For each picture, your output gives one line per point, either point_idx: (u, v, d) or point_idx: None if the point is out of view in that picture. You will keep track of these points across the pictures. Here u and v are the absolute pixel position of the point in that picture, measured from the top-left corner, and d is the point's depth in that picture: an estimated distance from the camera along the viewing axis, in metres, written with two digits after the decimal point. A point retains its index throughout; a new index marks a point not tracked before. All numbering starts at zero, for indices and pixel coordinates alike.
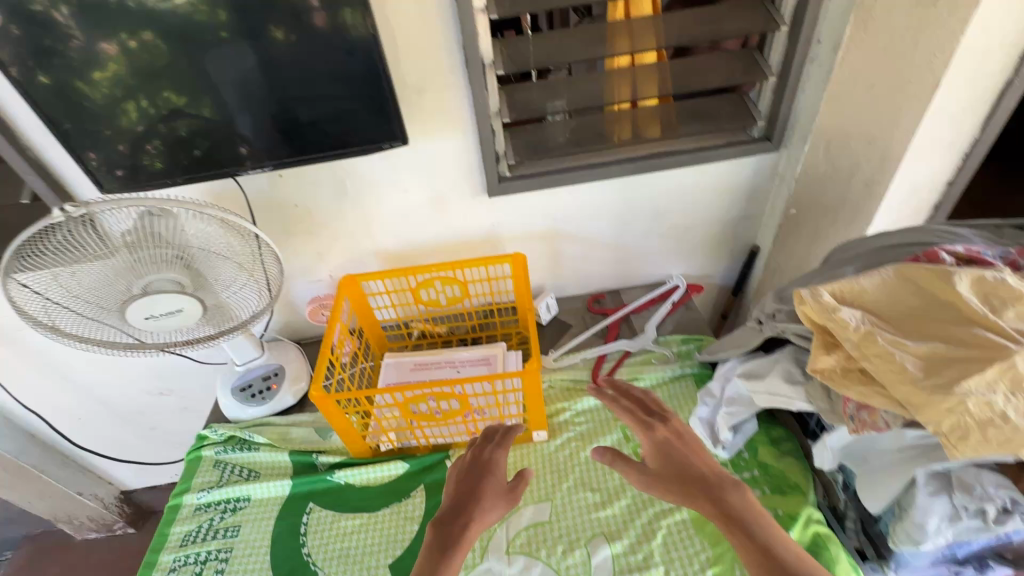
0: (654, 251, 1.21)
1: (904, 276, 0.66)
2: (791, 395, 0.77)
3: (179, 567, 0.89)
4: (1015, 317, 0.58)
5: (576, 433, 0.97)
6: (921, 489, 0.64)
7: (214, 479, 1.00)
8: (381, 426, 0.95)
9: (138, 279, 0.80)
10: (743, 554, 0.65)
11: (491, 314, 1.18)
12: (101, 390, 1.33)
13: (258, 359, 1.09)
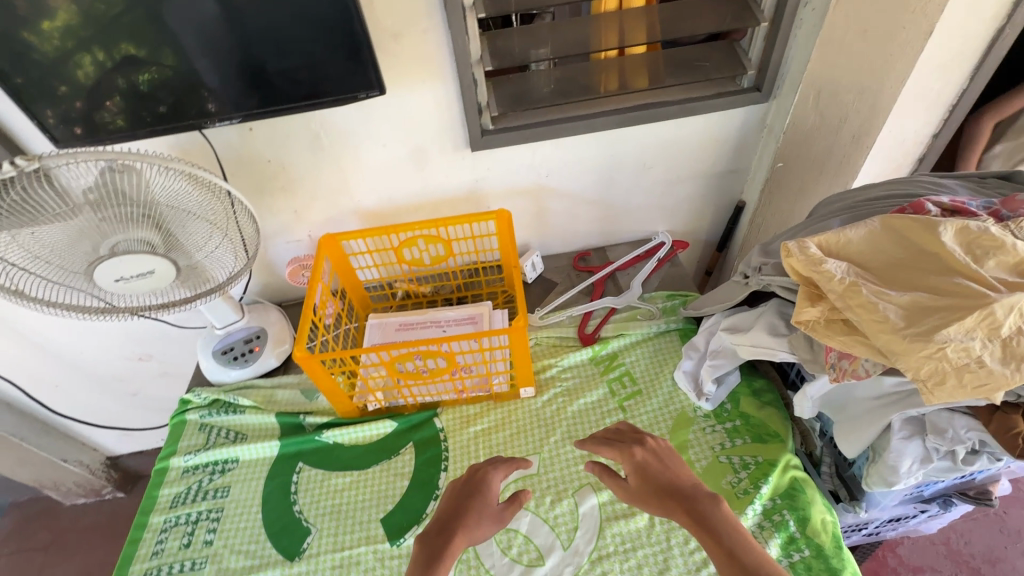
0: (640, 207, 1.19)
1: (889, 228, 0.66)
2: (773, 345, 0.78)
3: (170, 527, 0.88)
4: (995, 267, 0.59)
5: (563, 388, 0.99)
6: (896, 433, 0.66)
7: (200, 442, 0.99)
8: (368, 385, 0.95)
9: (105, 239, 0.76)
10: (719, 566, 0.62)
11: (477, 273, 1.16)
12: (75, 356, 1.30)
13: (239, 323, 1.06)
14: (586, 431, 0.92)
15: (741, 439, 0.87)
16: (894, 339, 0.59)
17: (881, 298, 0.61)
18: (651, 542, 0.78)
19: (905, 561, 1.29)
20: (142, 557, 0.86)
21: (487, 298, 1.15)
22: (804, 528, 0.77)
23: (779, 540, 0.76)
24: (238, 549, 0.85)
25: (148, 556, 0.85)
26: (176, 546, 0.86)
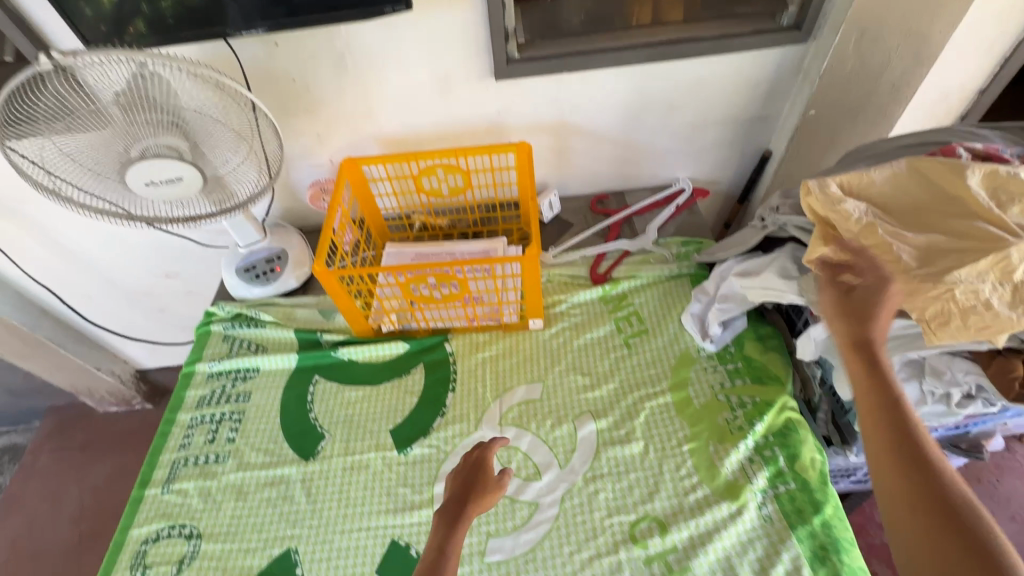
0: (663, 151, 1.17)
1: (915, 169, 0.65)
2: (784, 287, 0.78)
3: (196, 424, 0.95)
4: (1020, 213, 0.57)
5: (571, 322, 1.01)
6: (894, 375, 0.67)
7: (223, 351, 1.05)
8: (383, 307, 0.98)
9: (134, 141, 0.78)
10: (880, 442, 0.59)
11: (494, 210, 1.17)
12: (107, 268, 1.36)
13: (261, 242, 1.09)
14: (591, 364, 0.95)
15: (741, 380, 0.89)
16: (904, 279, 0.59)
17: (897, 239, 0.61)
18: (643, 466, 0.82)
19: None
20: (171, 448, 0.92)
21: (503, 234, 1.16)
22: (793, 463, 0.79)
23: (767, 473, 0.79)
24: (258, 447, 0.91)
25: (176, 448, 0.92)
26: (201, 440, 0.93)
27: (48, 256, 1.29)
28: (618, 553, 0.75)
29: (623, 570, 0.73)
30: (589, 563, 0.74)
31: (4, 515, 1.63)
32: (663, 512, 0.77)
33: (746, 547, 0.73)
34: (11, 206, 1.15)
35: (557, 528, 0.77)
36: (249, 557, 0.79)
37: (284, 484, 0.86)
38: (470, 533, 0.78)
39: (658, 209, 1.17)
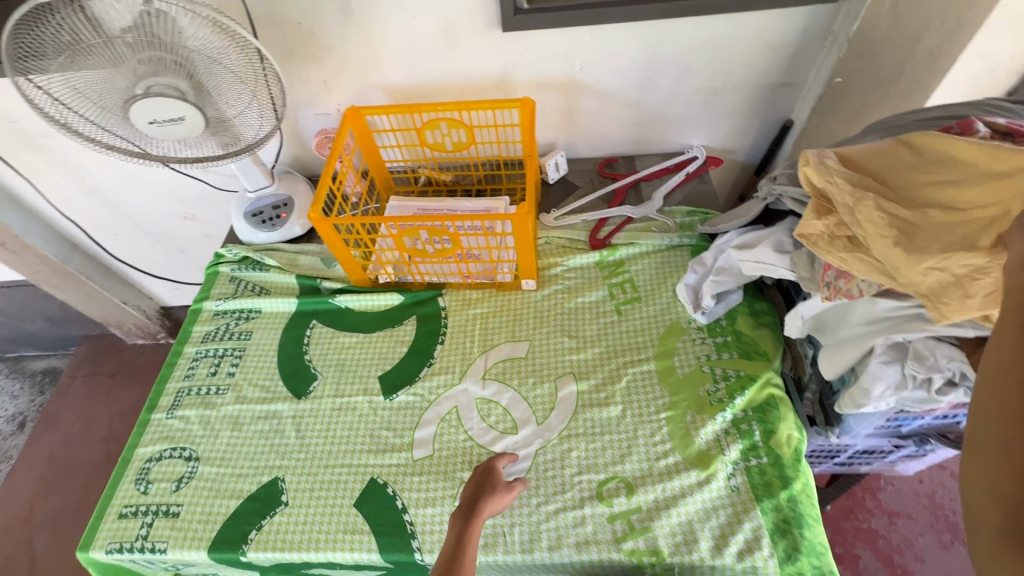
0: (677, 116, 1.13)
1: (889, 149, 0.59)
2: (775, 261, 0.77)
3: (200, 357, 1.01)
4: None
5: (564, 286, 1.01)
6: (876, 357, 0.66)
7: (229, 291, 1.09)
8: (381, 259, 1.00)
9: (138, 80, 0.80)
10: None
11: (498, 168, 1.16)
12: (130, 207, 1.41)
13: (269, 188, 1.12)
14: (579, 328, 0.95)
15: (728, 354, 0.88)
16: (893, 250, 0.56)
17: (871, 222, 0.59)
18: (618, 429, 0.83)
19: (883, 504, 1.31)
20: (176, 377, 0.98)
21: (506, 193, 1.15)
22: (768, 439, 0.79)
23: (741, 446, 0.79)
24: (255, 383, 0.96)
25: (182, 378, 0.98)
26: (204, 373, 0.98)
27: (76, 191, 1.35)
28: (583, 508, 0.77)
29: (586, 525, 0.76)
30: (554, 515, 0.77)
31: (42, 430, 1.77)
32: (632, 474, 0.79)
33: (709, 514, 0.75)
34: (38, 140, 1.20)
35: (528, 481, 0.80)
36: (240, 481, 0.85)
37: (276, 418, 0.91)
38: (445, 477, 0.82)
39: (666, 176, 1.14)
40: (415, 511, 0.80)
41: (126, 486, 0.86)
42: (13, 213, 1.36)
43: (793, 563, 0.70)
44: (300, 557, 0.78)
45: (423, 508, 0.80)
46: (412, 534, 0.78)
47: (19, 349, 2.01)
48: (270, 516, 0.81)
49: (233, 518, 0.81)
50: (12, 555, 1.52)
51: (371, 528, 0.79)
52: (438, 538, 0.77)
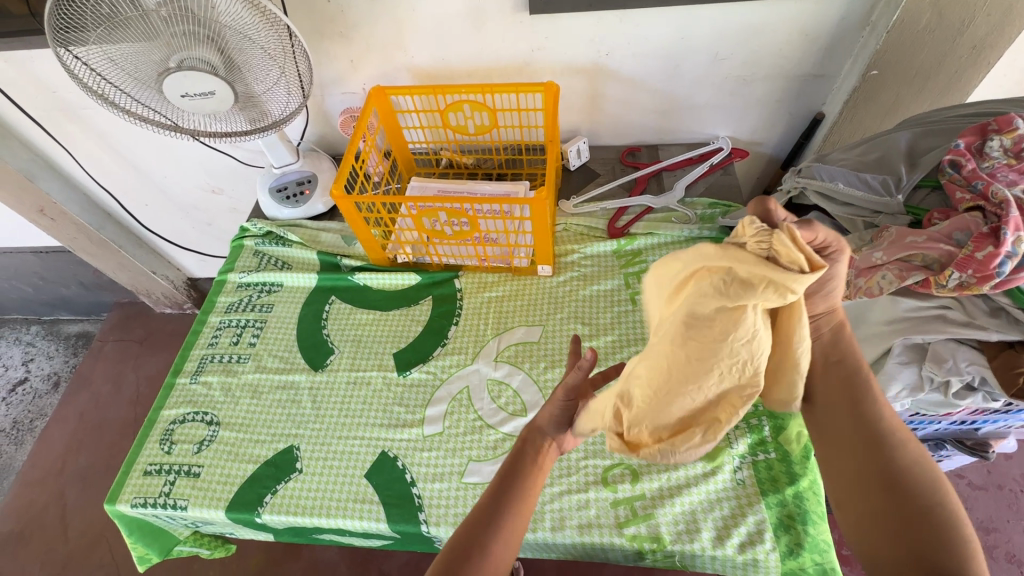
0: (703, 105, 1.11)
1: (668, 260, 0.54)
2: None
3: (224, 327, 1.04)
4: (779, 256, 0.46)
5: (580, 273, 1.02)
6: (892, 357, 0.64)
7: (253, 264, 1.12)
8: (400, 239, 1.01)
9: (172, 53, 0.81)
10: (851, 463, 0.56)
11: (520, 153, 1.16)
12: (161, 179, 1.45)
13: (294, 165, 1.14)
14: (593, 315, 0.96)
15: None
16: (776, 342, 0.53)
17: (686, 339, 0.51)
18: None
19: None
20: (200, 345, 1.02)
21: (526, 178, 1.15)
22: (778, 435, 0.79)
23: (749, 440, 0.79)
24: (275, 354, 0.99)
25: (205, 345, 1.02)
26: (227, 342, 1.02)
27: (110, 161, 1.39)
28: (588, 491, 0.78)
29: (589, 508, 0.77)
30: (559, 497, 0.78)
31: (75, 390, 1.86)
32: (638, 461, 0.79)
33: (713, 505, 0.75)
34: (75, 110, 1.24)
35: None
36: (258, 447, 0.88)
37: (294, 389, 0.94)
38: (453, 454, 0.84)
39: (690, 167, 1.12)
40: (423, 485, 0.82)
41: (151, 445, 0.91)
42: (51, 180, 1.41)
43: (795, 558, 0.70)
44: (312, 522, 0.81)
45: (431, 483, 0.82)
46: (419, 506, 0.80)
47: (55, 312, 2.10)
48: (285, 481, 0.84)
49: (250, 482, 0.85)
50: (45, 506, 1.60)
51: (380, 498, 0.81)
52: (444, 512, 0.79)
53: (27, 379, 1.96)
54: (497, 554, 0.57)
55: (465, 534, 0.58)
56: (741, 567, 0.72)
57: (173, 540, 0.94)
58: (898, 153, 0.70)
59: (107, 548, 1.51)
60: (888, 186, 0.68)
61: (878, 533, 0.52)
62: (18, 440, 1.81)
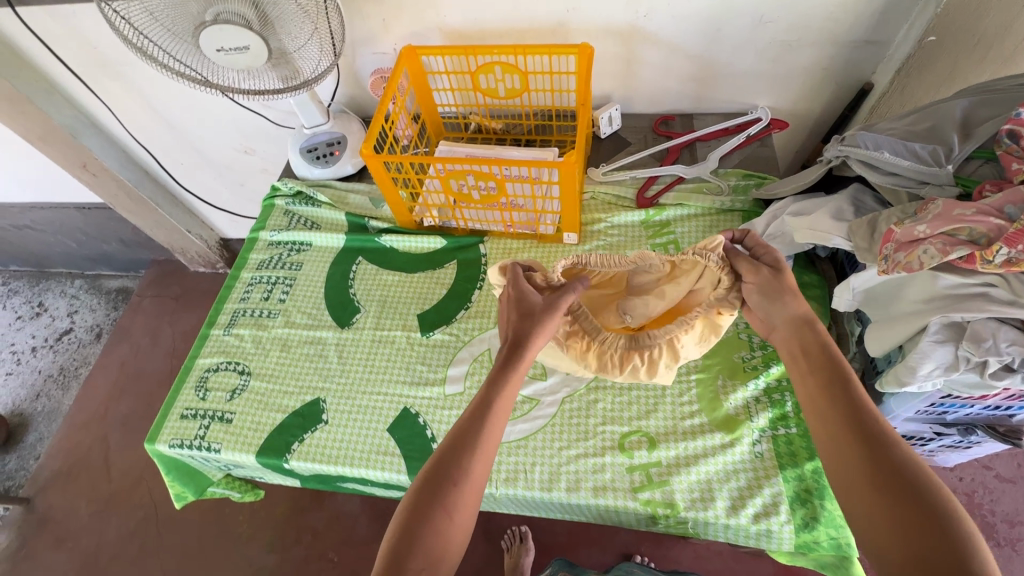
0: (743, 73, 1.06)
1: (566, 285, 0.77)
2: (830, 229, 0.71)
3: (255, 283, 1.07)
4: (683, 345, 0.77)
5: (606, 243, 1.02)
6: (928, 336, 0.62)
7: (283, 223, 1.14)
8: (427, 202, 1.01)
9: (209, 6, 0.83)
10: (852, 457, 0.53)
11: (550, 118, 1.14)
12: (195, 138, 1.48)
13: (324, 126, 1.14)
14: None
15: None
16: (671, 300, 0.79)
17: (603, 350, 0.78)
18: (647, 386, 0.84)
19: None
20: (233, 299, 1.05)
21: (555, 144, 1.13)
22: (800, 411, 0.78)
23: (770, 414, 0.78)
24: (304, 311, 1.02)
25: (237, 300, 1.05)
26: (258, 297, 1.05)
27: (148, 119, 1.43)
28: (604, 456, 0.79)
29: (605, 472, 0.78)
30: (575, 459, 0.79)
31: (116, 341, 1.95)
32: (655, 429, 0.80)
33: (730, 476, 0.75)
34: (116, 67, 1.26)
35: (552, 425, 0.83)
36: (287, 398, 0.92)
37: (321, 344, 0.97)
38: None
39: (725, 137, 1.08)
40: None
41: (187, 392, 0.95)
42: (94, 136, 1.45)
43: (810, 531, 0.70)
44: (337, 470, 0.85)
45: None
46: None
47: (97, 267, 2.19)
48: (312, 431, 0.88)
49: (279, 429, 0.89)
50: (90, 448, 1.71)
51: (401, 452, 0.84)
52: None
53: (73, 329, 2.07)
54: (473, 472, 0.58)
55: (441, 460, 0.58)
56: (754, 537, 0.72)
57: (207, 482, 0.99)
58: (954, 121, 0.66)
59: (147, 489, 1.61)
60: (936, 156, 0.64)
61: (881, 525, 0.49)
62: (65, 385, 1.92)
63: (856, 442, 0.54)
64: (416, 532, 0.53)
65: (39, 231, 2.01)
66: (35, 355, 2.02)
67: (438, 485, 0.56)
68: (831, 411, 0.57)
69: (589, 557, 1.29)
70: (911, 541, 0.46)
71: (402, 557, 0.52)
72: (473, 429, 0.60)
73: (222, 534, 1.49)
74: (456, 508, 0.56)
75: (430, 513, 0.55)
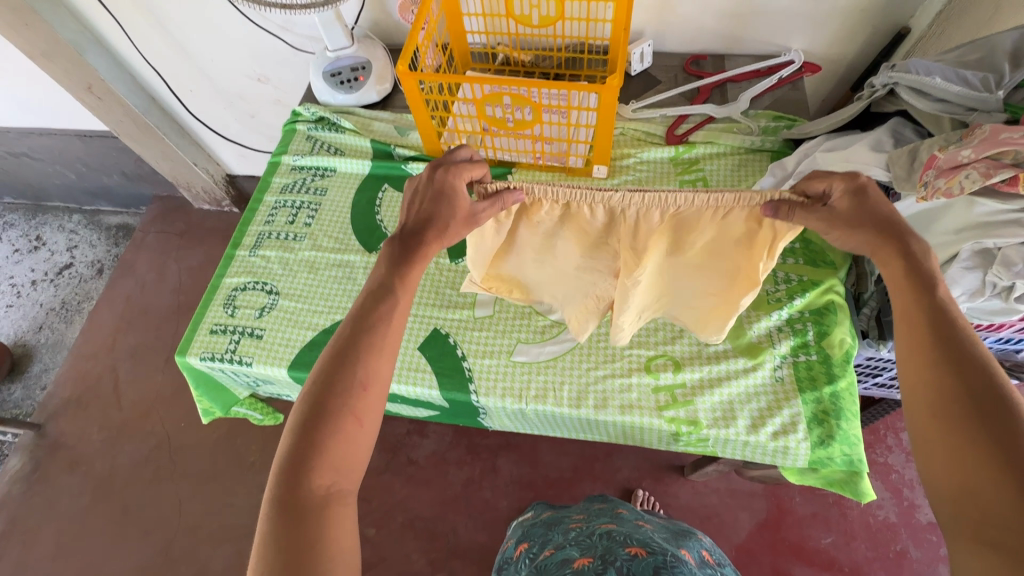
0: (780, 13, 1.04)
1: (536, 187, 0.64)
2: (869, 160, 0.73)
3: (280, 206, 1.06)
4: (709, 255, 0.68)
5: (635, 177, 1.03)
6: (957, 263, 0.66)
7: (305, 148, 1.13)
8: (456, 127, 0.99)
9: None
10: (941, 383, 0.52)
11: (582, 52, 1.11)
12: (207, 62, 1.43)
13: (348, 49, 1.10)
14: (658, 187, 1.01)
15: (793, 259, 0.88)
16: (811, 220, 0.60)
17: (605, 244, 0.70)
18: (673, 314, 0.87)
19: (904, 443, 1.35)
20: (258, 221, 1.05)
21: (585, 80, 1.11)
22: (821, 339, 0.81)
23: (792, 342, 0.81)
24: (330, 234, 1.02)
25: (262, 222, 1.05)
26: (283, 221, 1.04)
27: (158, 38, 1.37)
28: (631, 376, 0.82)
29: (631, 391, 0.81)
30: (603, 379, 0.82)
31: (121, 275, 1.94)
32: (681, 354, 0.83)
33: (751, 398, 0.78)
34: None
35: (581, 347, 0.85)
36: (317, 316, 0.93)
37: (349, 266, 0.98)
38: (502, 335, 0.88)
39: (757, 79, 1.07)
40: (473, 360, 0.86)
41: (216, 308, 0.95)
42: (100, 56, 1.39)
43: (825, 448, 0.74)
44: None
45: (481, 358, 0.86)
46: (469, 378, 0.84)
47: (97, 202, 2.15)
48: None
49: (310, 345, 0.90)
50: (99, 377, 1.72)
51: (434, 368, 0.85)
52: (493, 384, 0.83)
53: (74, 264, 2.04)
54: (370, 373, 0.57)
55: (338, 364, 0.57)
56: (772, 453, 0.77)
57: (234, 399, 1.02)
58: (1004, 53, 0.67)
59: (158, 418, 1.63)
60: (987, 83, 0.66)
61: (954, 449, 0.49)
62: (68, 318, 1.92)
63: (947, 361, 0.52)
64: (306, 445, 0.52)
65: (37, 160, 1.96)
66: (35, 288, 2.00)
67: (332, 401, 0.54)
68: (921, 326, 0.55)
69: (592, 490, 1.36)
70: (983, 479, 0.46)
71: (296, 468, 0.51)
72: (370, 319, 0.60)
73: (236, 463, 1.53)
74: (364, 414, 0.56)
75: (337, 421, 0.54)
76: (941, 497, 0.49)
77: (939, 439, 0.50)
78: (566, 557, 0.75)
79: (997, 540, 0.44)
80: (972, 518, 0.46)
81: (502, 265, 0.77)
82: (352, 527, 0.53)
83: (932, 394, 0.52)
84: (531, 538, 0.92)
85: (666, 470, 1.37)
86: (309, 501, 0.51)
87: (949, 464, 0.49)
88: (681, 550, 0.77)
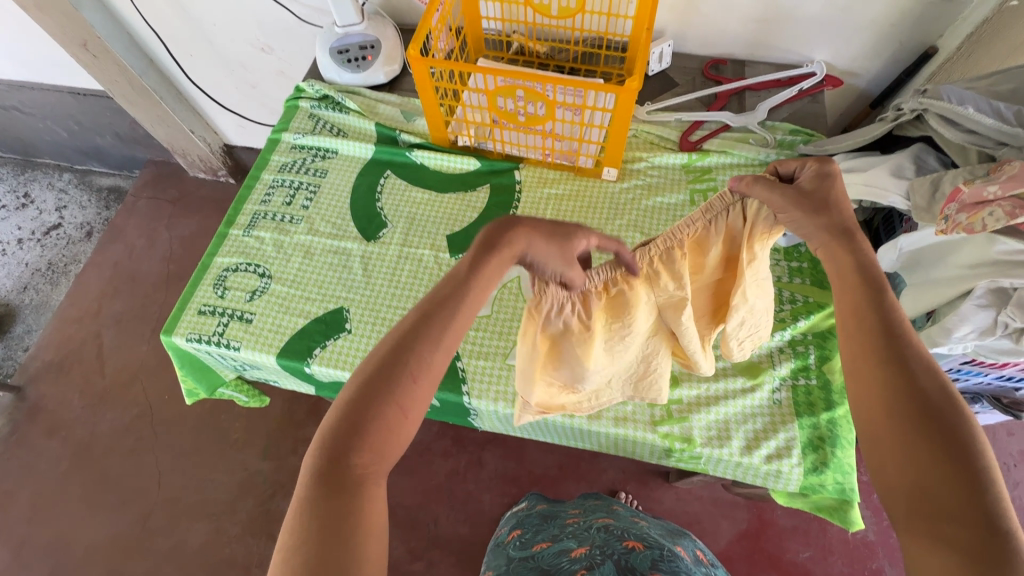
0: (805, 23, 1.01)
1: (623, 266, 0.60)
2: (888, 186, 0.70)
3: (277, 185, 1.03)
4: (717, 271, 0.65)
5: (645, 182, 1.01)
6: (971, 299, 0.64)
7: (308, 127, 1.09)
8: (466, 117, 0.97)
9: None
10: (884, 383, 0.48)
11: (600, 47, 1.07)
12: (209, 27, 1.38)
13: (358, 26, 1.05)
14: (667, 193, 0.99)
15: (799, 278, 0.86)
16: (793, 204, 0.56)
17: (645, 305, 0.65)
18: None
19: None
20: (253, 200, 1.01)
21: (601, 76, 1.08)
22: (822, 363, 0.80)
23: (793, 364, 0.80)
24: (328, 220, 0.99)
25: (258, 201, 1.01)
26: (280, 201, 1.01)
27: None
28: None
29: (626, 404, 0.79)
30: None
31: (110, 239, 1.89)
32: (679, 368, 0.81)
33: (747, 418, 0.77)
34: None
35: None
36: (311, 304, 0.90)
37: (345, 254, 0.95)
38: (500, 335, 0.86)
39: (777, 89, 1.04)
40: (467, 360, 0.84)
41: (205, 288, 0.92)
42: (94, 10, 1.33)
43: (817, 475, 0.74)
44: None
45: (475, 358, 0.84)
46: (463, 378, 0.82)
47: (88, 162, 2.08)
48: (335, 337, 0.87)
49: (300, 334, 0.88)
50: (83, 343, 1.69)
51: None
52: (485, 387, 0.81)
53: (61, 224, 1.98)
54: (428, 363, 0.52)
55: (396, 341, 0.52)
56: (763, 475, 0.76)
57: (219, 381, 0.99)
58: None
59: (141, 388, 1.60)
60: (1020, 118, 0.65)
61: (906, 446, 0.45)
62: (54, 280, 1.87)
63: (887, 356, 0.49)
64: (347, 433, 0.49)
65: (27, 114, 1.89)
66: (20, 247, 1.95)
67: (387, 385, 0.50)
68: (865, 321, 0.51)
69: (575, 490, 1.35)
70: (941, 476, 0.43)
71: (337, 454, 0.48)
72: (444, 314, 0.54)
73: (218, 440, 1.51)
74: (411, 406, 0.51)
75: (383, 406, 0.50)
76: (887, 490, 0.45)
77: (890, 435, 0.46)
78: (564, 546, 0.75)
79: (953, 537, 0.41)
80: (921, 514, 0.43)
81: (557, 376, 0.67)
82: (382, 513, 0.50)
83: (872, 390, 0.49)
84: (524, 525, 0.93)
85: (651, 475, 1.37)
86: (348, 482, 0.48)
87: (901, 460, 0.45)
88: (677, 546, 0.78)
